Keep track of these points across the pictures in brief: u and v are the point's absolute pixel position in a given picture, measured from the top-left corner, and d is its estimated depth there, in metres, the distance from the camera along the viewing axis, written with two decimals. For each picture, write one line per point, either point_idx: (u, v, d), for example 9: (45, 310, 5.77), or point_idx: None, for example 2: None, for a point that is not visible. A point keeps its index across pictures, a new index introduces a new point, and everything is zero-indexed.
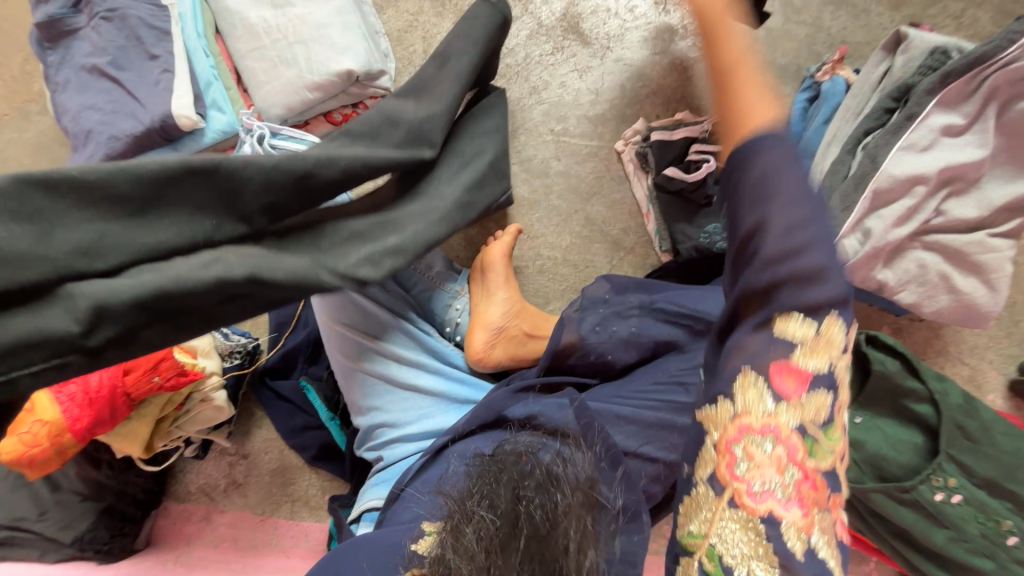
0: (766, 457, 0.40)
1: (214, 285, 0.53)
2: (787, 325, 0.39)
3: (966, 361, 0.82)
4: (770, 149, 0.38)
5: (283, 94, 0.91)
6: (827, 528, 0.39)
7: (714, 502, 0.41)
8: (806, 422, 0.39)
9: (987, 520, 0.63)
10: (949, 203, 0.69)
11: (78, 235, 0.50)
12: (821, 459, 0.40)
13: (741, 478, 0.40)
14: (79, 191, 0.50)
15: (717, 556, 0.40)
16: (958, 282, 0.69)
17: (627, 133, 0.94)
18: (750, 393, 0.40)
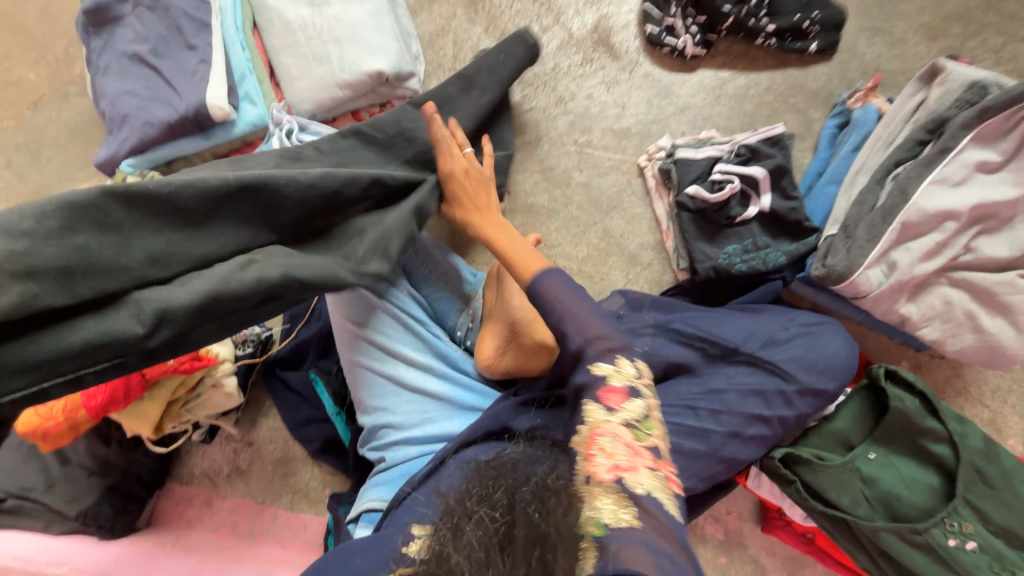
0: (615, 446, 0.50)
1: (256, 285, 0.58)
2: (602, 372, 0.54)
3: (987, 403, 0.80)
4: (548, 277, 0.62)
5: (314, 90, 0.93)
6: (667, 488, 0.49)
7: (590, 491, 0.48)
8: (631, 419, 0.52)
9: (1003, 570, 0.62)
10: (979, 240, 0.67)
11: (149, 246, 0.54)
12: (648, 438, 0.51)
13: (602, 463, 0.49)
14: (152, 204, 0.54)
15: (600, 521, 0.46)
16: (985, 322, 0.67)
17: (651, 148, 0.93)
18: (595, 411, 0.52)
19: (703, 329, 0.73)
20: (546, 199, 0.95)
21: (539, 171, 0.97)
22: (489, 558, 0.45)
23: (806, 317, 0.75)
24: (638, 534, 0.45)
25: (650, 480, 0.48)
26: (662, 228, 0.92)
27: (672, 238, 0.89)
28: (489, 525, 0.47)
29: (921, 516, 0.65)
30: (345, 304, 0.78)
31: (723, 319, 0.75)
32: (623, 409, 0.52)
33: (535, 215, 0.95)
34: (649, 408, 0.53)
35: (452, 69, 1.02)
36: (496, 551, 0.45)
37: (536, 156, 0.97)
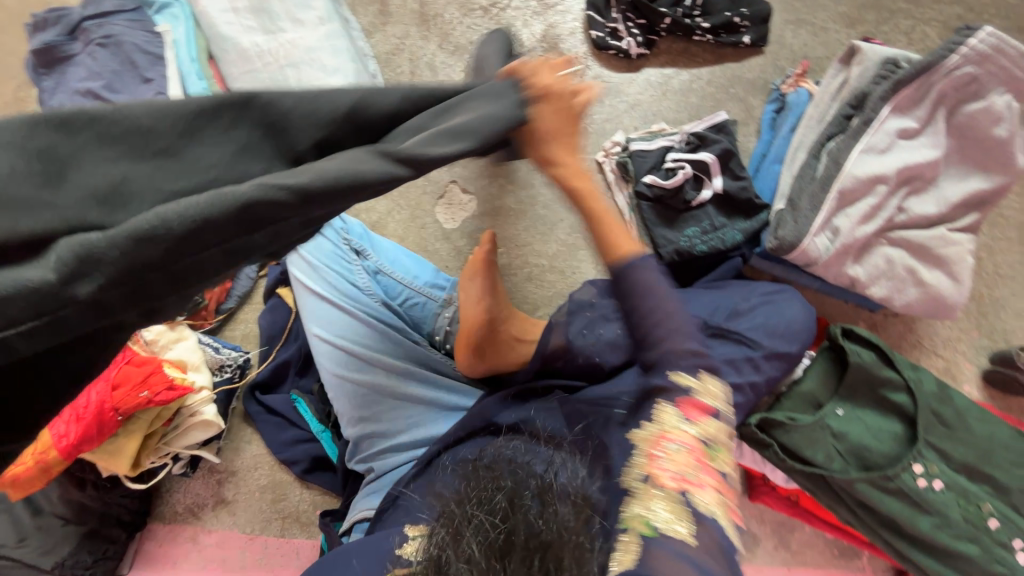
0: (680, 455, 0.49)
1: (235, 206, 0.32)
2: (682, 377, 0.51)
3: (940, 353, 0.85)
4: (644, 267, 0.54)
5: None
6: (726, 509, 0.49)
7: (644, 489, 0.48)
8: (706, 439, 0.49)
9: (969, 504, 0.66)
10: (910, 200, 0.73)
11: (95, 174, 0.31)
12: (718, 460, 0.50)
13: (660, 467, 0.49)
14: (118, 129, 0.33)
15: (651, 522, 0.47)
16: (925, 275, 0.72)
17: (607, 145, 0.96)
18: (670, 417, 0.49)
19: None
20: (512, 201, 0.99)
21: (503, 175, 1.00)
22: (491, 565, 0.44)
23: (765, 288, 0.79)
24: (687, 550, 0.46)
25: (704, 502, 0.47)
26: (625, 219, 0.95)
27: (635, 227, 0.92)
28: (492, 530, 0.46)
29: (891, 463, 0.69)
30: (321, 317, 0.79)
31: (690, 296, 0.78)
32: (695, 426, 0.50)
33: (504, 217, 0.98)
34: (722, 434, 0.50)
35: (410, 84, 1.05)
36: (498, 558, 0.44)
37: None
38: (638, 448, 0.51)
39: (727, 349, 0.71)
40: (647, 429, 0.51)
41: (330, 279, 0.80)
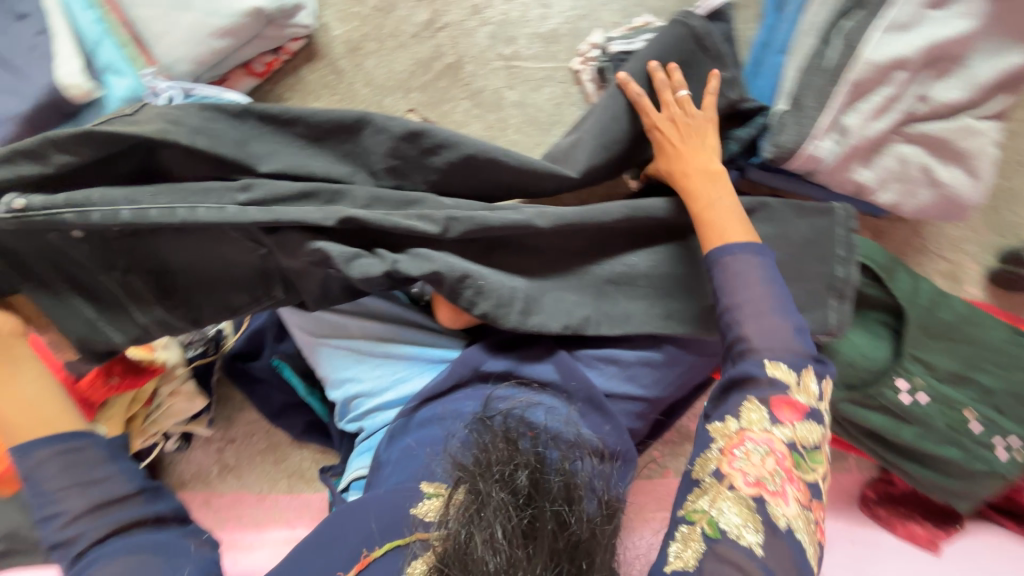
0: (763, 460, 0.50)
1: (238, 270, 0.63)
2: None
3: (946, 256, 0.81)
4: (727, 263, 0.57)
5: (186, 44, 0.79)
6: (812, 532, 0.50)
7: (714, 487, 0.51)
8: (797, 441, 0.51)
9: (953, 411, 0.64)
10: (932, 86, 0.63)
11: (280, 164, 0.62)
12: (806, 471, 0.51)
13: (737, 467, 0.51)
14: (349, 154, 0.64)
15: (717, 525, 0.49)
16: (941, 174, 0.65)
17: (583, 48, 0.85)
18: (757, 414, 0.52)
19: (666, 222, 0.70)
20: (481, 128, 0.87)
21: (468, 96, 0.88)
22: (513, 529, 0.52)
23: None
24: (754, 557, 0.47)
25: (787, 512, 0.49)
26: None
27: None
28: (513, 515, 0.52)
29: (875, 379, 0.66)
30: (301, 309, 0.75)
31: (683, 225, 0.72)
32: (785, 427, 0.52)
33: None
34: (818, 443, 0.52)
35: None
36: (521, 537, 0.51)
37: (461, 79, 0.88)
38: (714, 442, 0.53)
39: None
40: (726, 424, 0.53)
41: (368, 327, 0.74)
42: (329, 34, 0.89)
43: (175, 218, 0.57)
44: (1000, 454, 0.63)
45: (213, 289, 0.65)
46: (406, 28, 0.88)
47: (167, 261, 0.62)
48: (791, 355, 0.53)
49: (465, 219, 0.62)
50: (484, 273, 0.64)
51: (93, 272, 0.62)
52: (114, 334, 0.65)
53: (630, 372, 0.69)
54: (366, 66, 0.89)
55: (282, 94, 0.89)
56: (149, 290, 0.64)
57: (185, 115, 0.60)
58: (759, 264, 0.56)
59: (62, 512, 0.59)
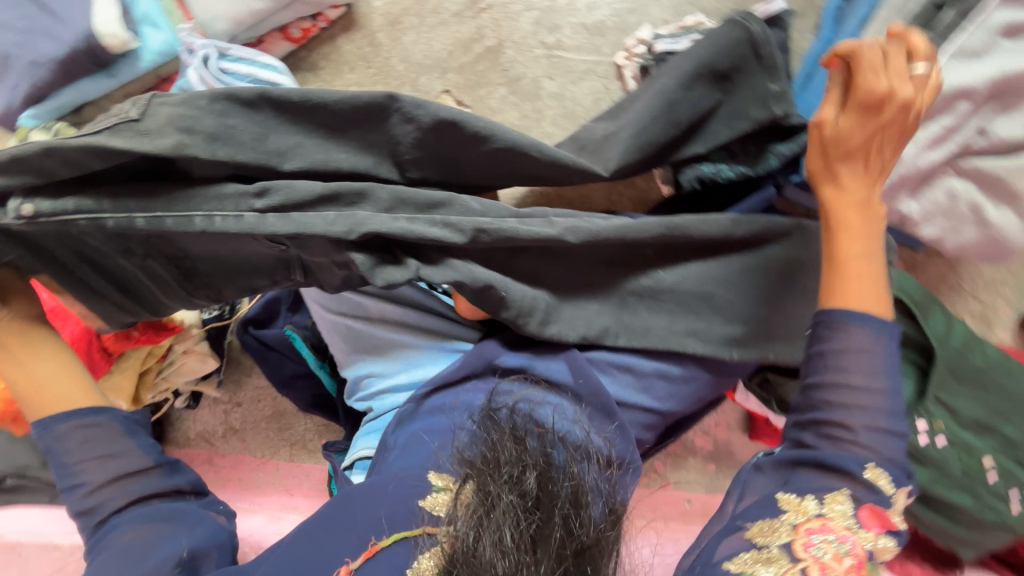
0: (840, 560, 0.45)
1: (257, 259, 0.62)
2: None
3: (980, 297, 0.78)
4: (849, 331, 0.49)
5: (225, 2, 0.77)
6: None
7: (782, 561, 0.46)
8: (876, 552, 0.46)
9: (971, 458, 0.61)
10: (995, 121, 0.60)
11: (305, 157, 0.57)
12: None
13: (810, 551, 0.46)
14: (371, 137, 0.59)
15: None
16: (991, 214, 0.62)
17: (630, 43, 0.81)
18: (843, 506, 0.47)
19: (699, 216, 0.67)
20: (515, 117, 0.85)
21: (505, 83, 0.85)
22: (523, 531, 0.52)
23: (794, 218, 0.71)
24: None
25: None
26: None
27: None
28: (522, 518, 0.53)
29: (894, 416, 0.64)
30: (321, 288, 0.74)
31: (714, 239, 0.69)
32: (870, 534, 0.47)
33: None
34: (887, 556, 0.47)
35: None
36: (529, 540, 0.52)
37: (500, 64, 0.85)
38: (787, 515, 0.48)
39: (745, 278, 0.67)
40: (807, 503, 0.48)
41: (385, 310, 0.74)
42: (369, 5, 0.87)
43: (194, 227, 0.54)
44: (1013, 506, 0.61)
45: (233, 274, 0.64)
46: (449, 5, 0.85)
47: (187, 249, 0.60)
48: (893, 465, 0.48)
49: (494, 228, 0.59)
50: (506, 284, 0.63)
51: (110, 256, 0.60)
52: (143, 308, 0.66)
53: (645, 383, 0.68)
54: (405, 41, 0.86)
55: (316, 62, 0.87)
56: (170, 276, 0.63)
57: (198, 113, 0.53)
58: (887, 347, 0.49)
59: (83, 483, 0.58)
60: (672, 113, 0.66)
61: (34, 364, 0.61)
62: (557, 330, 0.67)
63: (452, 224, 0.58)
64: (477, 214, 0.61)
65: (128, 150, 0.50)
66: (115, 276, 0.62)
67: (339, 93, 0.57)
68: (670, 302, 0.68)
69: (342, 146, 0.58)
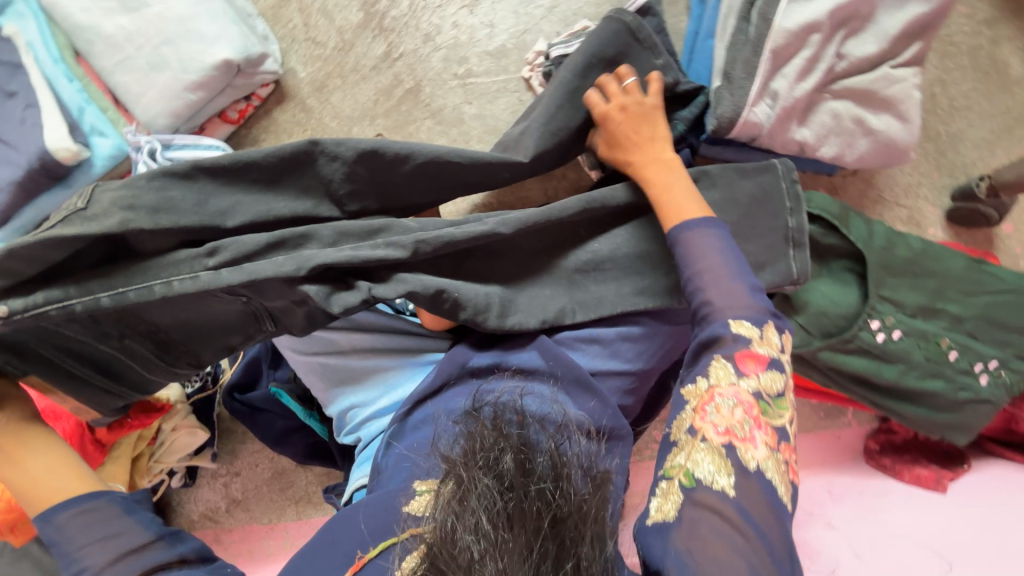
0: (732, 411, 0.50)
1: (228, 320, 0.65)
2: None
3: (903, 203, 0.84)
4: (693, 237, 0.58)
5: (163, 101, 0.86)
6: (782, 471, 0.49)
7: (690, 442, 0.50)
8: (762, 390, 0.51)
9: (928, 343, 0.65)
10: (848, 44, 0.68)
11: (248, 212, 0.63)
12: (772, 416, 0.51)
13: (706, 420, 0.50)
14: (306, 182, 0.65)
15: (693, 474, 0.48)
16: (873, 122, 0.69)
17: (530, 57, 0.91)
18: (722, 370, 0.52)
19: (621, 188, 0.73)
20: (446, 142, 0.93)
21: (429, 115, 0.93)
22: (499, 514, 0.53)
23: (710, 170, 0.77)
24: (730, 501, 0.46)
25: (757, 458, 0.48)
26: None
27: None
28: (498, 499, 0.54)
29: (848, 324, 0.67)
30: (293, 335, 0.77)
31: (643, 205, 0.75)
32: (751, 379, 0.52)
33: None
34: (779, 385, 0.52)
35: (308, 38, 0.96)
36: (506, 521, 0.53)
37: (422, 101, 0.94)
38: (688, 403, 0.53)
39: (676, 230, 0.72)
40: (698, 385, 0.53)
41: (357, 342, 0.77)
42: (295, 77, 0.96)
43: (156, 294, 0.58)
44: (982, 380, 0.63)
45: (208, 339, 0.67)
46: (365, 62, 0.95)
47: (158, 321, 0.63)
48: (751, 313, 0.54)
49: (431, 238, 0.64)
50: (457, 286, 0.66)
51: (88, 344, 0.62)
52: (130, 391, 0.69)
53: (612, 349, 0.71)
54: (333, 101, 0.95)
55: (258, 136, 0.96)
56: (145, 349, 0.65)
57: (139, 193, 0.58)
58: (715, 236, 0.58)
59: (85, 569, 0.56)
60: (573, 102, 0.73)
61: (29, 463, 0.61)
62: (517, 320, 0.70)
63: (393, 240, 0.63)
64: (415, 232, 0.66)
65: (82, 236, 0.55)
66: (96, 363, 0.65)
67: (266, 152, 0.63)
68: (615, 268, 0.72)
69: (279, 196, 0.64)
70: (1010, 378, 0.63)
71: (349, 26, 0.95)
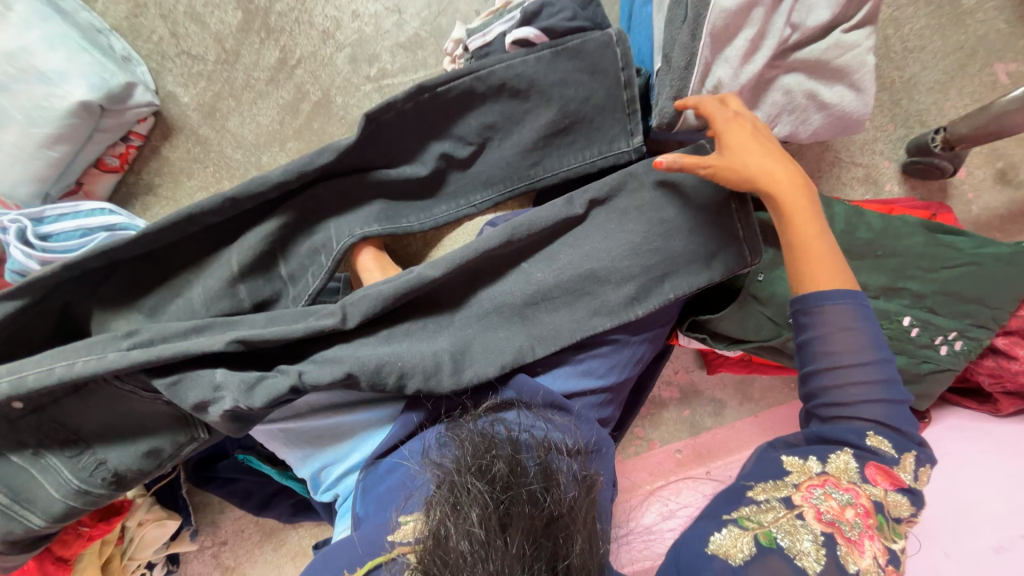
0: (846, 507, 0.51)
1: (136, 423, 0.63)
2: None
3: (860, 161, 0.81)
4: None
5: (17, 163, 0.70)
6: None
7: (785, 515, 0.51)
8: (884, 503, 0.52)
9: (891, 322, 0.64)
10: (798, 11, 0.60)
11: (190, 264, 0.69)
12: (885, 534, 0.51)
13: (811, 503, 0.51)
14: (246, 219, 0.70)
15: (773, 536, 0.49)
16: (826, 96, 0.63)
17: (449, 46, 0.79)
18: (843, 461, 0.53)
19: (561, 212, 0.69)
20: None
21: (348, 130, 0.82)
22: (493, 533, 0.52)
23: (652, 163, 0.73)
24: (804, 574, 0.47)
25: (854, 560, 0.48)
26: None
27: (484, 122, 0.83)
28: (492, 504, 0.54)
29: None
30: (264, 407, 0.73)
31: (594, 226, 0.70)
32: (878, 488, 0.53)
33: None
34: (903, 514, 0.53)
35: (181, 51, 0.80)
36: (499, 529, 0.53)
37: (334, 113, 0.82)
38: (792, 475, 0.54)
39: (641, 247, 0.68)
40: (807, 462, 0.54)
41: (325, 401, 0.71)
42: (178, 103, 0.81)
43: (54, 376, 0.57)
44: (942, 351, 0.64)
45: (124, 441, 0.63)
46: (258, 74, 0.81)
47: (79, 428, 0.62)
48: (891, 432, 0.54)
49: (359, 300, 0.64)
50: (398, 353, 0.62)
51: (2, 456, 0.61)
52: (36, 514, 0.62)
53: (584, 367, 0.68)
54: (230, 126, 0.81)
55: (151, 181, 0.82)
56: (63, 461, 0.62)
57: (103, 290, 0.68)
58: (868, 321, 0.56)
59: None
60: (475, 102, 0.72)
61: None
62: (476, 373, 0.65)
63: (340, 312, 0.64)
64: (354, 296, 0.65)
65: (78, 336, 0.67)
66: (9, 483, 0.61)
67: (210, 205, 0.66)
68: (563, 294, 0.68)
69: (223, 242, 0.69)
70: (970, 346, 0.63)
71: (228, 31, 0.80)
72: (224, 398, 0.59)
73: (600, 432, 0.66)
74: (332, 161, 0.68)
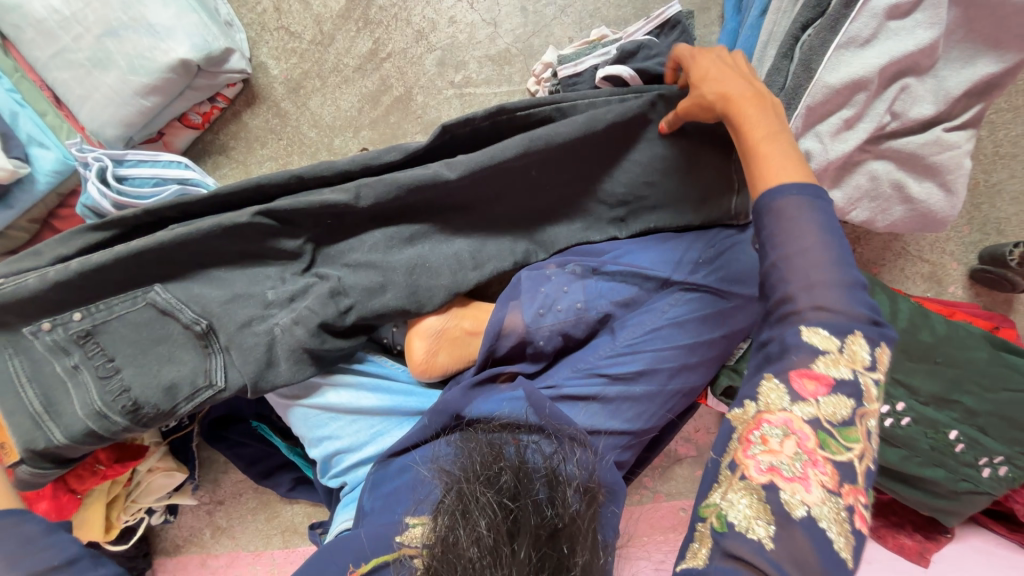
0: (782, 444, 0.41)
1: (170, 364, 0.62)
2: None
3: (927, 258, 0.79)
4: None
5: (110, 105, 0.73)
6: (843, 520, 0.39)
7: (727, 479, 0.42)
8: (822, 417, 0.41)
9: (936, 433, 0.62)
10: (902, 101, 0.59)
11: None
12: (835, 451, 0.41)
13: (750, 456, 0.42)
14: None
15: (725, 517, 0.40)
16: (914, 189, 0.62)
17: (537, 68, 0.80)
18: (771, 392, 0.43)
19: (634, 264, 0.70)
20: None
21: (422, 129, 0.83)
22: (499, 542, 0.51)
23: (723, 234, 0.73)
24: (764, 554, 0.38)
25: (810, 502, 0.39)
26: None
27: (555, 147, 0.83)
28: (497, 512, 0.53)
29: None
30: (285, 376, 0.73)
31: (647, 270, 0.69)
32: (809, 402, 0.42)
33: None
34: (847, 411, 0.41)
35: (281, 27, 0.83)
36: (505, 536, 0.51)
37: (413, 111, 0.83)
38: (735, 431, 0.44)
39: (693, 307, 0.68)
40: (744, 408, 0.44)
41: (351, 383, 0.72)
42: (267, 75, 0.83)
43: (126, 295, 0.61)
44: (983, 472, 0.61)
45: (154, 377, 0.62)
46: (347, 60, 0.83)
47: (115, 354, 0.61)
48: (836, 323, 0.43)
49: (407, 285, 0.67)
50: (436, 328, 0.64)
51: (45, 364, 0.61)
52: (57, 431, 0.60)
53: (613, 407, 0.65)
54: (311, 105, 0.83)
55: (226, 143, 0.84)
56: (94, 384, 0.61)
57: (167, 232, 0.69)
58: (816, 212, 0.45)
59: None
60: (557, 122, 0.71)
61: None
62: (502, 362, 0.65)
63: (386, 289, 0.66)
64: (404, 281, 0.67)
65: None
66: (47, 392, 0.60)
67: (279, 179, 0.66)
68: None
69: None
70: (1014, 473, 0.60)
71: (328, 14, 0.82)
72: (276, 320, 0.64)
73: (618, 480, 0.60)
74: (397, 161, 0.68)
